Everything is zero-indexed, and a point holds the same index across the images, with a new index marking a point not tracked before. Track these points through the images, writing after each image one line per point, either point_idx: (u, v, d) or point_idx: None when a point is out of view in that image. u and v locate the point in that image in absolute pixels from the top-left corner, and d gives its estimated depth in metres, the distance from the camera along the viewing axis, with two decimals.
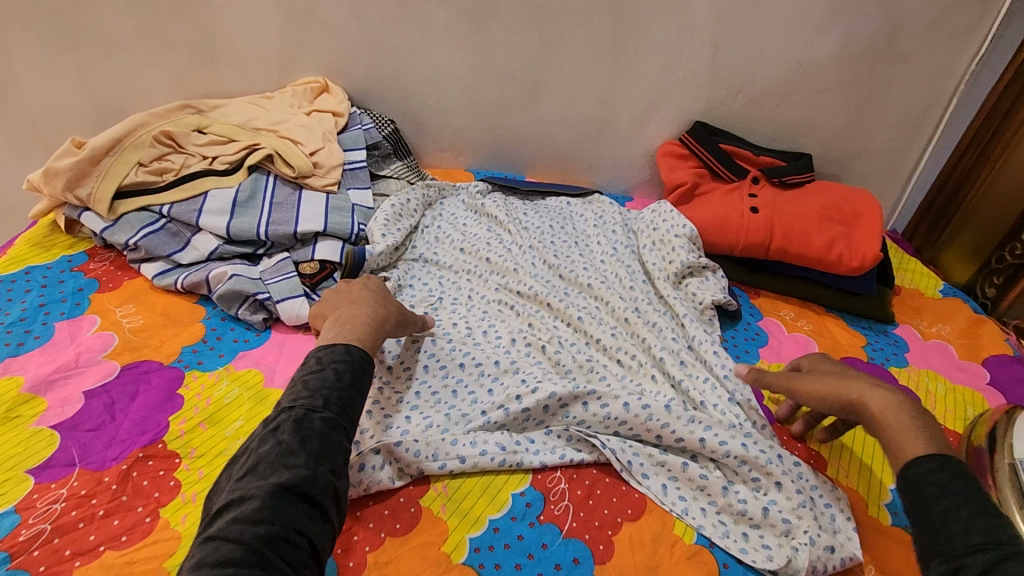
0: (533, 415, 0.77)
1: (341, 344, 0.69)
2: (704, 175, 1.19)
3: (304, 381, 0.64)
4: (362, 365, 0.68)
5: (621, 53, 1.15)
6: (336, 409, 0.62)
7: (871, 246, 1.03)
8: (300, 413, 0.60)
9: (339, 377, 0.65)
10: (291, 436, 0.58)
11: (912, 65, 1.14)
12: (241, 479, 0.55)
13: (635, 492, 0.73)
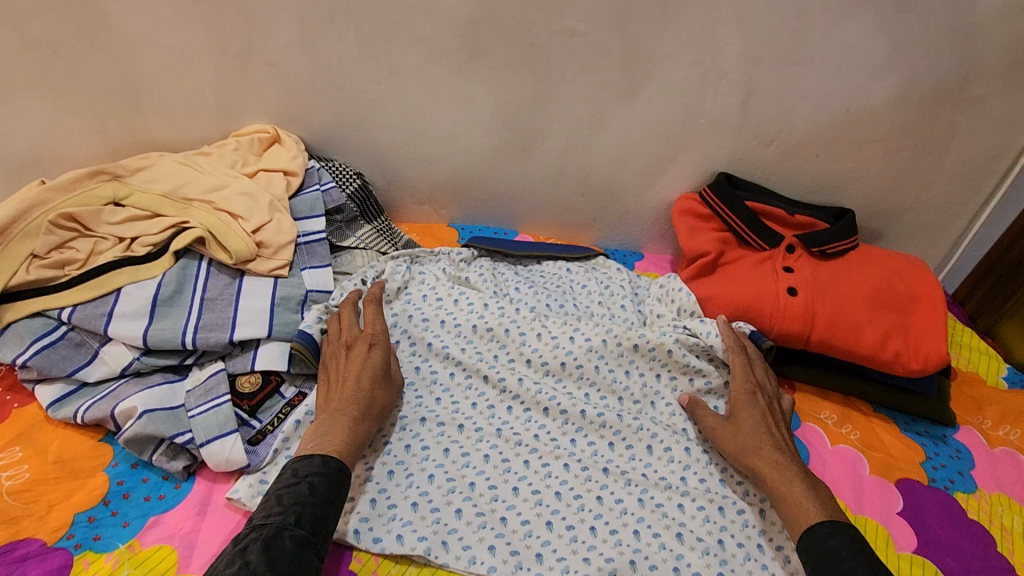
0: None
1: (318, 454, 0.65)
2: (729, 240, 1.01)
3: (277, 496, 0.60)
4: (338, 480, 0.63)
5: (634, 99, 0.96)
6: (308, 528, 0.58)
7: (934, 342, 0.86)
8: (270, 532, 0.56)
9: (313, 492, 0.61)
10: (259, 557, 0.54)
11: (981, 114, 0.95)
12: None
13: None
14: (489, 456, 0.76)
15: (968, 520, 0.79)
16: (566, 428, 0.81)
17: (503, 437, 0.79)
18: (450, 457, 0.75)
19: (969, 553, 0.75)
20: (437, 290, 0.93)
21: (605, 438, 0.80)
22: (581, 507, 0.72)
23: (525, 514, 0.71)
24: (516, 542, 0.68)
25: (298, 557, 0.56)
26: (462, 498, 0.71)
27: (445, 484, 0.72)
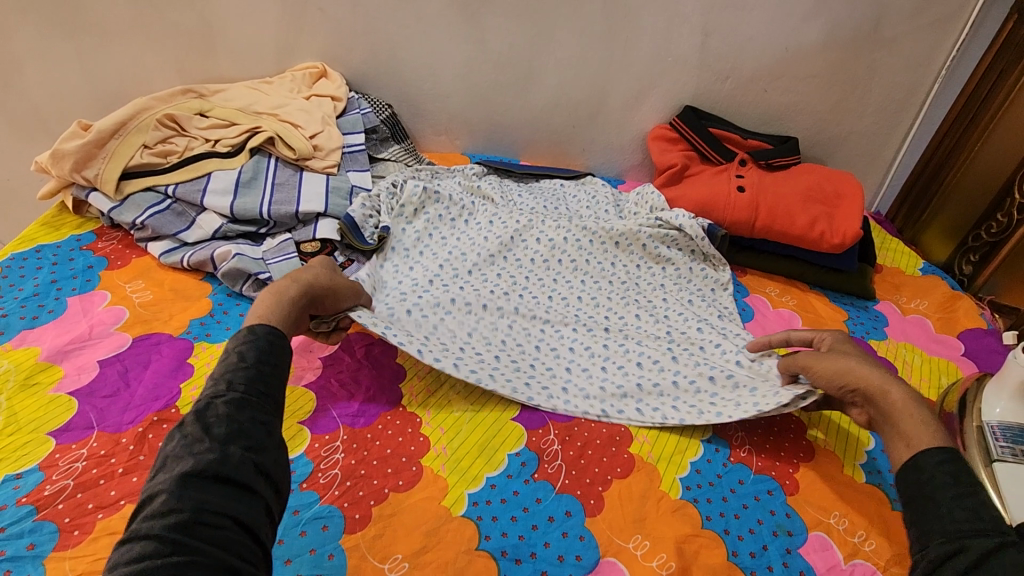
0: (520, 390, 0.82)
1: (248, 329, 0.64)
2: (693, 158, 1.23)
3: (211, 373, 0.59)
4: (268, 344, 0.62)
5: (613, 40, 1.18)
6: (242, 389, 0.56)
7: (852, 224, 1.07)
8: (202, 402, 0.54)
9: (242, 359, 0.59)
10: (193, 426, 0.52)
11: (894, 51, 1.18)
12: (147, 479, 0.49)
13: (624, 453, 0.77)
14: (504, 304, 0.95)
15: (877, 355, 1.01)
16: (563, 289, 1.00)
17: (515, 292, 0.97)
18: (474, 305, 0.94)
19: None
20: (451, 198, 1.13)
21: (598, 296, 1.00)
22: (578, 335, 0.92)
23: (536, 339, 0.90)
24: (531, 355, 0.87)
25: (241, 416, 0.54)
26: (488, 331, 0.89)
27: (473, 322, 0.91)
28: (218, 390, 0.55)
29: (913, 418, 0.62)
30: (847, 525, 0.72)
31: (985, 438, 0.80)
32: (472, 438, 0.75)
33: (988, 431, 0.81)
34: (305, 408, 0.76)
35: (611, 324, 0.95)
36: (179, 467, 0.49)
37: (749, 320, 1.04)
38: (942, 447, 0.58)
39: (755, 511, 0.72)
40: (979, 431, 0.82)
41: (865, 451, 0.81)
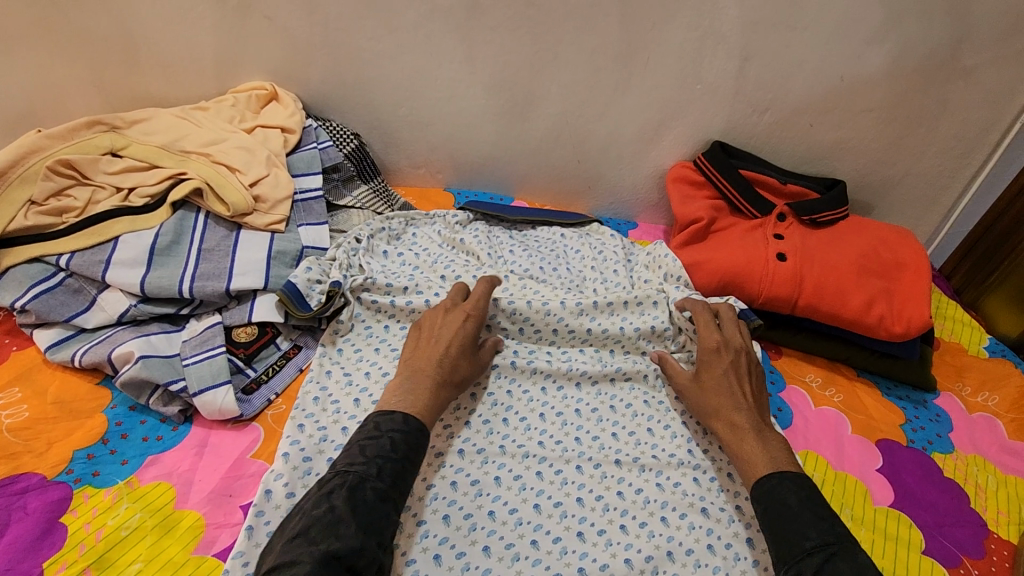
0: (483, 517, 0.68)
1: (400, 411, 0.65)
2: (721, 208, 1.03)
3: (360, 447, 0.61)
4: (418, 438, 0.64)
5: (631, 63, 0.97)
6: (388, 480, 0.59)
7: (918, 308, 0.88)
8: (354, 480, 0.57)
9: (395, 447, 0.61)
10: (344, 503, 0.55)
11: (973, 84, 0.96)
12: (294, 541, 0.52)
13: None
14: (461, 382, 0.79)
15: (943, 477, 0.81)
16: (548, 358, 0.84)
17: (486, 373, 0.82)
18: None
19: (941, 508, 0.78)
20: (414, 265, 0.93)
21: (592, 365, 0.84)
22: (565, 426, 0.78)
23: (519, 441, 0.75)
24: (516, 468, 0.73)
25: (383, 508, 0.57)
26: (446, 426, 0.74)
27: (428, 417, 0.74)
28: (369, 472, 0.58)
29: (744, 450, 0.69)
30: None
31: None
32: None
33: None
34: None
35: (605, 408, 0.81)
36: (322, 543, 0.52)
37: (786, 425, 0.85)
38: (772, 475, 0.66)
39: None
40: None
41: None
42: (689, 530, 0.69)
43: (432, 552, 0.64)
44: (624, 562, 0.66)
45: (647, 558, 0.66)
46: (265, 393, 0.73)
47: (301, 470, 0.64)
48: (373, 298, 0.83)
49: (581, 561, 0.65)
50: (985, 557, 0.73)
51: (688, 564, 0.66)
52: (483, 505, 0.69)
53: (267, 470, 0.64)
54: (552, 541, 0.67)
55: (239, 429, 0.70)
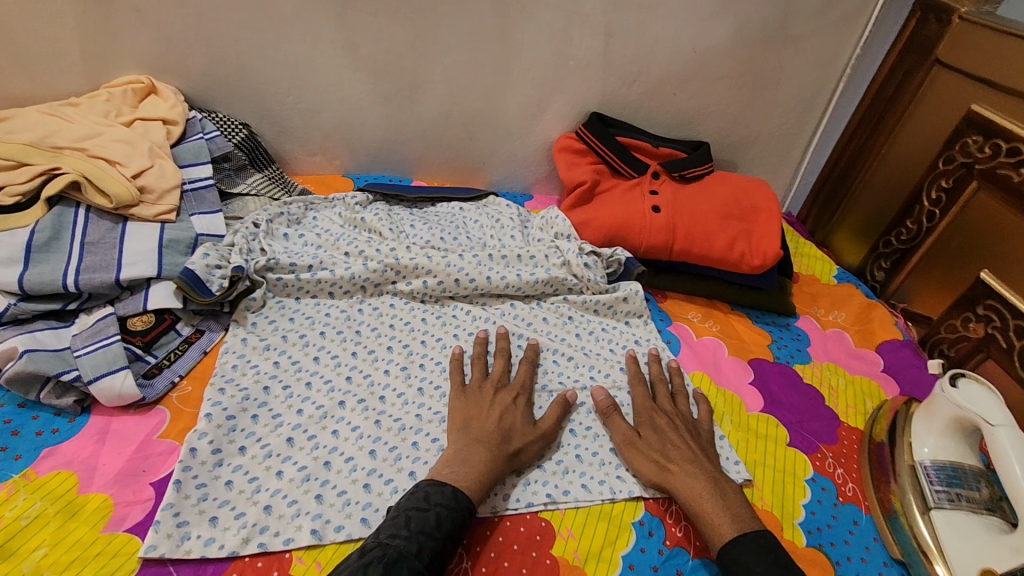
0: (406, 448, 0.72)
1: (451, 485, 0.64)
2: (603, 171, 1.12)
3: (407, 518, 0.60)
4: (464, 518, 0.61)
5: (507, 43, 1.04)
6: (426, 561, 0.56)
7: (771, 243, 1.00)
8: (392, 556, 0.55)
9: (440, 525, 0.59)
10: None
11: (802, 50, 1.11)
12: None
13: (541, 518, 0.70)
14: (361, 331, 0.87)
15: (804, 383, 0.95)
16: (454, 313, 0.93)
17: (400, 330, 0.88)
18: (327, 336, 0.84)
19: (802, 407, 0.90)
20: (317, 245, 0.95)
21: (492, 313, 0.94)
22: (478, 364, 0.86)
23: (436, 381, 0.81)
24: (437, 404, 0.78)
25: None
26: (348, 367, 0.81)
27: (331, 361, 0.81)
28: (408, 549, 0.56)
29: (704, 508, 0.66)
30: None
31: (919, 480, 0.75)
32: None
33: (921, 469, 0.76)
34: (125, 567, 0.56)
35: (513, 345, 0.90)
36: None
37: (675, 352, 0.95)
38: (737, 538, 0.63)
39: None
40: (912, 470, 0.77)
41: (801, 507, 0.76)
42: (593, 437, 0.79)
43: (361, 482, 0.67)
44: (537, 467, 0.74)
45: (558, 462, 0.75)
46: (168, 376, 0.73)
47: (226, 428, 0.69)
48: (277, 276, 0.87)
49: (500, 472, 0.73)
50: (838, 442, 0.86)
51: (594, 463, 0.76)
52: (408, 437, 0.73)
53: (191, 431, 0.67)
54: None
55: (143, 413, 0.70)
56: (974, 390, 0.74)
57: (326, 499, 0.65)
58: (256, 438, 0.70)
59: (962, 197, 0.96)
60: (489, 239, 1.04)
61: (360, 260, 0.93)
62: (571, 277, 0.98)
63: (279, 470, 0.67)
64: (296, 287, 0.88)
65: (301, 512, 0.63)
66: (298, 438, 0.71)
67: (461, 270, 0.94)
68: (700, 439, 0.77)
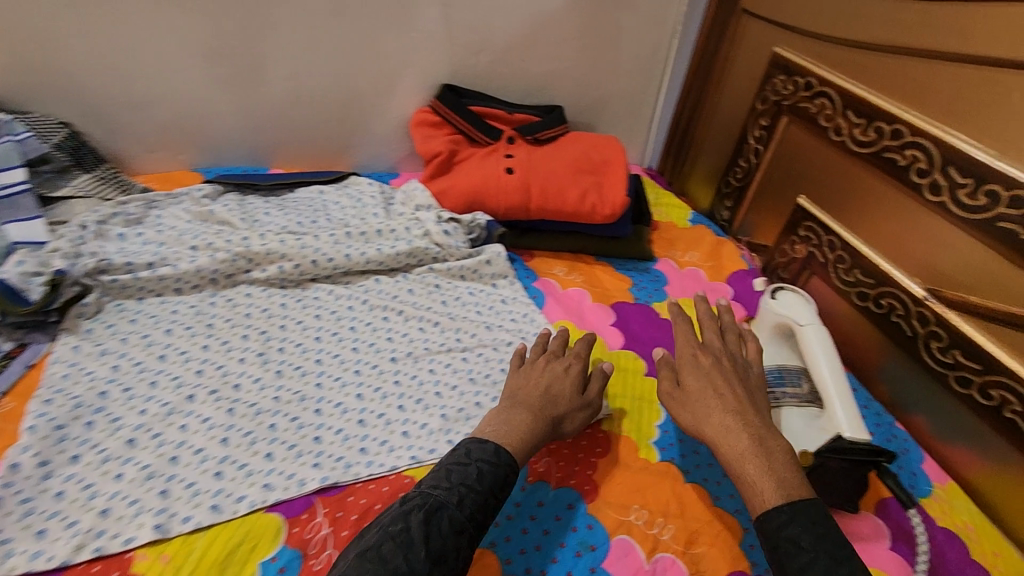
0: (262, 433, 0.70)
1: (493, 442, 0.66)
2: (461, 141, 1.13)
3: (449, 471, 0.62)
4: (504, 474, 0.63)
5: (344, 18, 1.03)
6: (467, 512, 0.59)
7: (619, 192, 1.05)
8: (432, 504, 0.58)
9: (481, 478, 0.62)
10: (419, 525, 0.56)
11: (634, 9, 1.18)
12: (363, 554, 0.53)
13: (406, 476, 0.70)
14: (213, 323, 0.83)
15: (661, 318, 1.01)
16: (315, 295, 0.91)
17: (256, 318, 0.85)
18: (174, 333, 0.80)
19: (659, 340, 0.96)
20: (159, 242, 0.90)
21: (356, 290, 0.93)
22: (340, 342, 0.85)
23: (295, 363, 0.80)
24: (295, 385, 0.77)
25: (458, 541, 0.57)
26: (198, 361, 0.77)
27: (180, 357, 0.77)
28: (448, 498, 0.59)
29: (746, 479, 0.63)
30: (645, 518, 0.71)
31: None
32: (207, 555, 0.59)
33: None
34: None
35: (379, 319, 0.90)
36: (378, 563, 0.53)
37: (540, 306, 0.99)
38: (781, 508, 0.59)
39: (558, 533, 0.67)
40: None
41: (656, 428, 0.82)
42: (460, 396, 0.80)
43: (211, 471, 0.65)
44: (403, 433, 0.74)
45: (424, 426, 0.75)
46: None
47: (55, 438, 0.65)
48: (112, 278, 0.82)
49: (363, 442, 0.72)
50: None
51: (460, 419, 0.77)
52: (264, 421, 0.72)
53: (13, 446, 0.63)
54: (335, 433, 0.72)
55: None
56: (791, 297, 0.85)
57: (172, 494, 0.63)
58: (93, 445, 0.66)
59: (777, 132, 1.06)
60: (351, 219, 1.02)
61: (208, 252, 0.89)
62: (434, 247, 0.99)
63: (119, 473, 0.64)
64: (137, 287, 0.84)
65: (144, 510, 0.61)
66: (141, 438, 0.67)
67: (318, 251, 0.92)
68: (745, 381, 0.74)
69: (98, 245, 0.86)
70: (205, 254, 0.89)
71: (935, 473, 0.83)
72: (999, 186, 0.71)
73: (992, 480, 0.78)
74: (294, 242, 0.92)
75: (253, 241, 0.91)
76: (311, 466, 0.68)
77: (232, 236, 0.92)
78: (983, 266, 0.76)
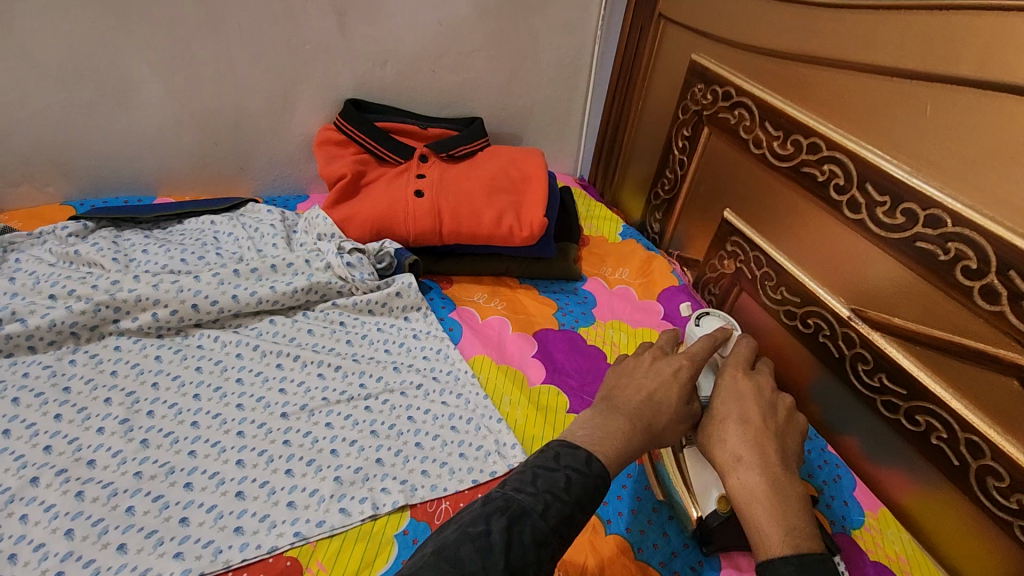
0: (116, 520, 0.61)
1: (585, 448, 0.54)
2: (369, 161, 1.05)
3: (534, 472, 0.52)
4: (595, 485, 0.52)
5: (223, 29, 0.93)
6: (553, 525, 0.48)
7: (537, 211, 0.99)
8: (518, 510, 0.48)
9: (570, 488, 0.50)
10: (501, 534, 0.46)
11: (548, 15, 1.11)
12: (437, 557, 0.44)
13: (287, 557, 0.61)
14: (71, 386, 0.73)
15: (587, 345, 0.94)
16: (199, 344, 0.81)
17: (125, 376, 0.75)
18: (21, 403, 0.70)
19: (585, 370, 0.89)
20: (11, 292, 0.79)
21: (247, 334, 0.84)
22: (224, 398, 0.75)
23: (167, 428, 0.70)
24: (163, 456, 0.67)
25: (541, 556, 0.46)
26: (47, 435, 0.67)
27: (26, 432, 0.67)
28: (535, 505, 0.48)
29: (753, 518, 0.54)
30: None
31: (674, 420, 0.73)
32: None
33: None
34: None
35: (271, 367, 0.80)
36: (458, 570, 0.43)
37: (456, 340, 0.91)
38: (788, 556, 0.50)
39: None
40: None
41: None
42: (358, 453, 0.72)
43: (48, 574, 0.56)
44: (288, 505, 0.66)
45: (313, 493, 0.67)
46: None
47: None
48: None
49: (240, 520, 0.63)
50: None
51: (356, 482, 0.69)
52: (120, 503, 0.62)
53: None
54: (206, 512, 0.63)
55: None
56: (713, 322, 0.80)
57: None
58: None
59: (699, 143, 1.02)
60: (244, 252, 0.93)
61: (65, 302, 0.78)
62: (337, 280, 0.91)
63: None
64: None
65: None
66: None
67: (200, 294, 0.82)
68: (775, 414, 0.63)
69: None
70: (64, 304, 0.78)
71: (867, 501, 0.80)
72: (917, 205, 0.68)
73: (924, 506, 0.75)
74: (171, 285, 0.82)
75: (123, 286, 0.81)
76: (172, 556, 0.59)
77: (99, 281, 0.81)
78: (903, 288, 0.72)
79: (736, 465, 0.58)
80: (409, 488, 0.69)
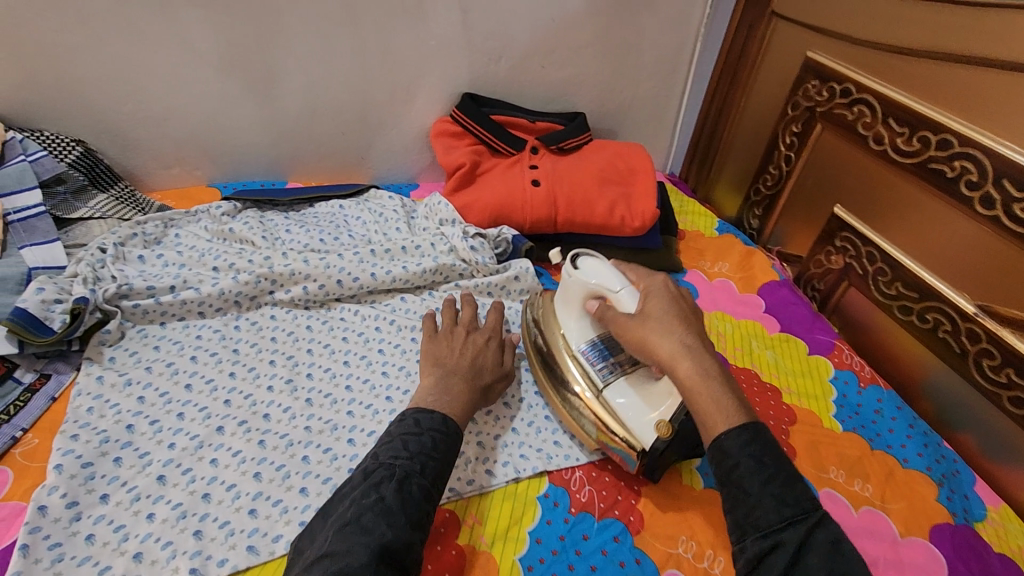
0: (294, 468, 0.67)
1: (438, 413, 0.64)
2: (483, 152, 1.10)
3: (403, 442, 0.60)
4: (447, 441, 0.62)
5: (356, 25, 0.99)
6: (428, 477, 0.58)
7: (649, 203, 1.03)
8: (400, 474, 0.56)
9: (436, 446, 0.60)
10: (394, 494, 0.54)
11: (656, 11, 1.14)
12: (349, 528, 0.51)
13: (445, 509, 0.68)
14: (239, 349, 0.81)
15: None
16: (342, 316, 0.88)
17: (282, 342, 0.83)
18: (199, 361, 0.78)
19: None
20: (179, 264, 0.88)
21: (382, 309, 0.90)
22: (370, 365, 0.82)
23: (325, 389, 0.77)
24: (325, 414, 0.74)
25: (427, 507, 0.56)
26: (226, 389, 0.75)
27: (206, 386, 0.75)
28: (411, 467, 0.57)
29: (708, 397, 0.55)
30: (695, 550, 0.67)
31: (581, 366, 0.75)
32: None
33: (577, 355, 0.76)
34: None
35: (407, 339, 0.86)
36: (372, 531, 0.51)
37: None
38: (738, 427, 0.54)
39: (603, 569, 0.64)
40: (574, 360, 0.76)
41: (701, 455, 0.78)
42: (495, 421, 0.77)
43: (245, 509, 0.63)
44: None
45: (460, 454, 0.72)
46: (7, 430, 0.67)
47: (83, 477, 0.63)
48: (134, 303, 0.80)
49: None
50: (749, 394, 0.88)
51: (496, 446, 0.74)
52: (296, 453, 0.69)
53: (40, 488, 0.60)
54: None
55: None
56: (590, 263, 0.75)
57: (206, 534, 0.60)
58: (121, 483, 0.63)
59: (810, 139, 1.03)
60: (373, 236, 0.99)
61: (228, 274, 0.86)
62: (460, 263, 0.96)
63: (150, 513, 0.61)
64: (160, 312, 0.81)
65: (179, 552, 0.58)
66: (171, 474, 0.65)
67: (342, 270, 0.89)
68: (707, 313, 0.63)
69: (116, 268, 0.84)
70: (227, 275, 0.86)
71: (989, 496, 0.79)
72: None
73: None
74: (317, 261, 0.89)
75: (275, 261, 0.89)
76: None
77: (254, 256, 0.89)
78: None
79: (676, 357, 0.58)
80: (545, 455, 0.74)
